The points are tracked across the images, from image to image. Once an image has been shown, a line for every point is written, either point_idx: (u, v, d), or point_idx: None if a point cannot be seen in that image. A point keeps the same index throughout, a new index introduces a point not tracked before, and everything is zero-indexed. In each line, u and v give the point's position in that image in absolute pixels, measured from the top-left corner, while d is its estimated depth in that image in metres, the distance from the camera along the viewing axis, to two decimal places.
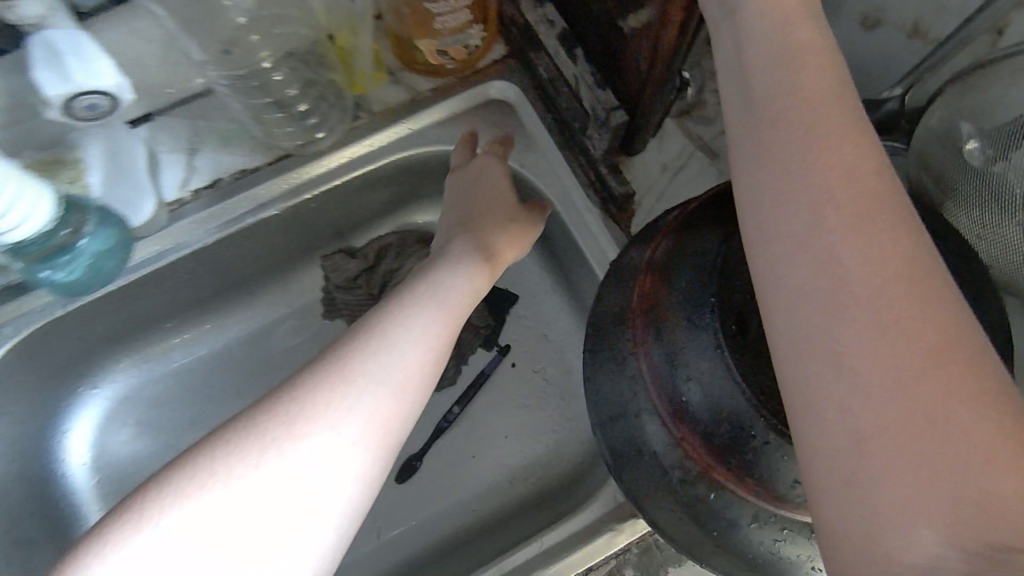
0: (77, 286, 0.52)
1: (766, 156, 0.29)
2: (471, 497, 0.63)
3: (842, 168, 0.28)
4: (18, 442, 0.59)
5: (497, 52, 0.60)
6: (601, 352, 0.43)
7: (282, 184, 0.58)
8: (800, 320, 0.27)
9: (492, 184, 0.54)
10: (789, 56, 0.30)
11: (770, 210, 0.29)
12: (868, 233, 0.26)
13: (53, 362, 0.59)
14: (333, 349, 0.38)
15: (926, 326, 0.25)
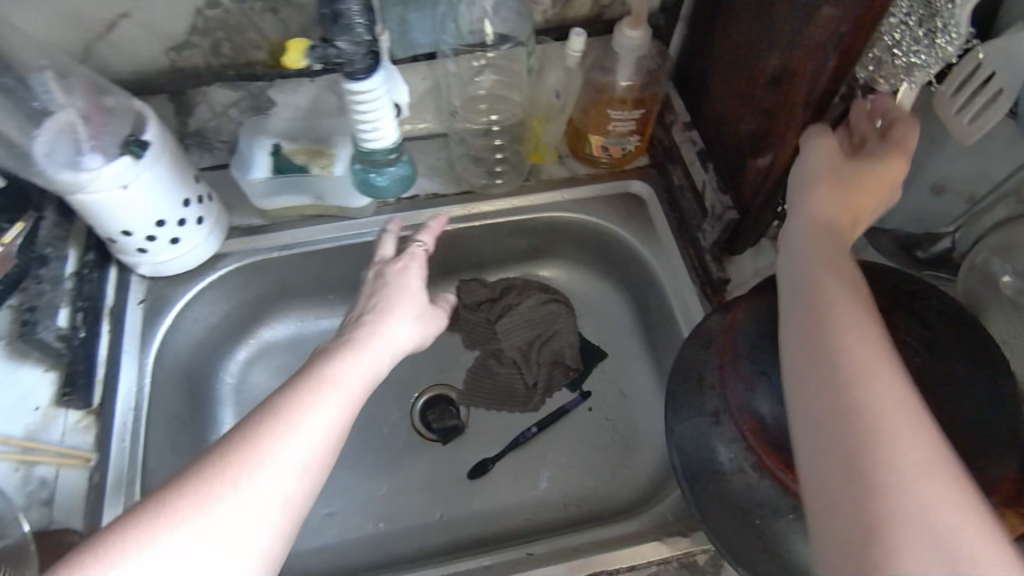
0: (378, 193, 0.73)
1: (804, 313, 0.40)
2: (530, 507, 0.71)
3: (862, 325, 0.37)
4: (199, 345, 0.74)
5: (642, 162, 0.80)
6: (688, 367, 0.54)
7: (461, 210, 0.76)
8: (823, 436, 0.35)
9: (409, 288, 0.60)
10: (821, 248, 0.42)
11: (806, 351, 0.38)
12: (872, 375, 0.35)
13: (249, 294, 0.76)
14: (249, 425, 0.43)
15: (921, 447, 0.32)
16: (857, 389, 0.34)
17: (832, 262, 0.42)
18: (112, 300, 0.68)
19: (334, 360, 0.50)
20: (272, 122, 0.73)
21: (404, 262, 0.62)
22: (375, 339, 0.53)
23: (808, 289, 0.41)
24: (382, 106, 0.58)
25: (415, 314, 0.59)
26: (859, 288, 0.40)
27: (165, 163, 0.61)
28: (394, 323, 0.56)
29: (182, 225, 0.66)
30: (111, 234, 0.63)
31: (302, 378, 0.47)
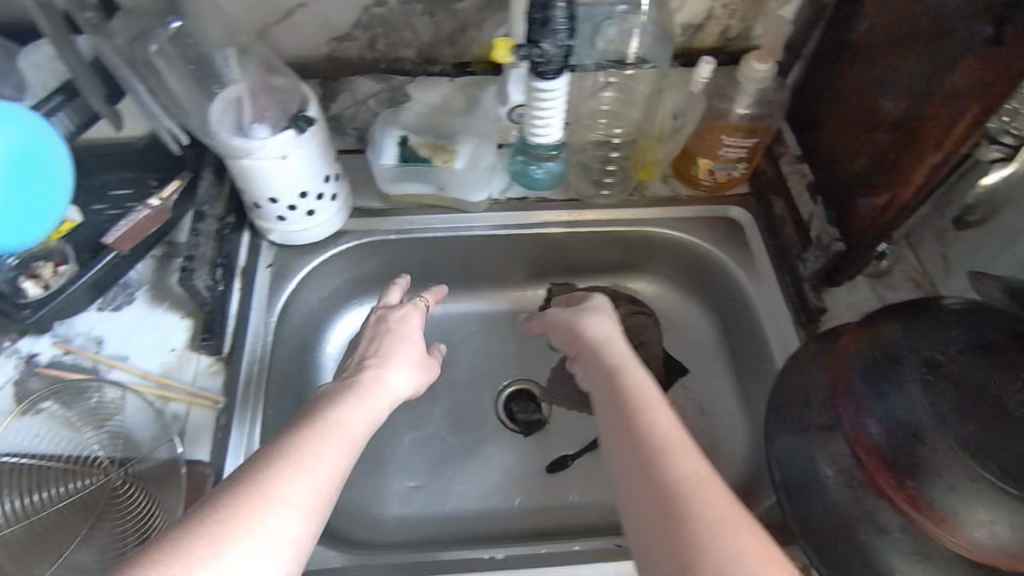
0: (536, 185, 0.80)
1: (606, 402, 0.56)
2: (604, 506, 0.74)
3: (644, 398, 0.54)
4: (311, 313, 0.79)
5: (743, 190, 0.82)
6: (788, 383, 0.55)
7: (566, 216, 0.80)
8: (632, 478, 0.49)
9: (407, 337, 0.65)
10: (605, 356, 0.60)
11: (614, 424, 0.54)
12: (657, 432, 0.51)
13: (361, 273, 0.82)
14: (257, 469, 0.46)
15: (699, 477, 0.47)
16: (663, 462, 0.48)
17: (611, 360, 0.59)
18: (244, 260, 0.74)
19: (338, 409, 0.53)
20: (404, 116, 0.78)
21: (405, 311, 0.66)
22: (376, 389, 0.58)
23: (614, 388, 0.56)
24: (560, 101, 0.65)
25: (413, 363, 0.63)
26: (637, 372, 0.57)
27: (318, 141, 0.66)
28: (393, 371, 0.60)
29: (319, 200, 0.72)
30: (259, 200, 0.69)
31: (306, 423, 0.51)
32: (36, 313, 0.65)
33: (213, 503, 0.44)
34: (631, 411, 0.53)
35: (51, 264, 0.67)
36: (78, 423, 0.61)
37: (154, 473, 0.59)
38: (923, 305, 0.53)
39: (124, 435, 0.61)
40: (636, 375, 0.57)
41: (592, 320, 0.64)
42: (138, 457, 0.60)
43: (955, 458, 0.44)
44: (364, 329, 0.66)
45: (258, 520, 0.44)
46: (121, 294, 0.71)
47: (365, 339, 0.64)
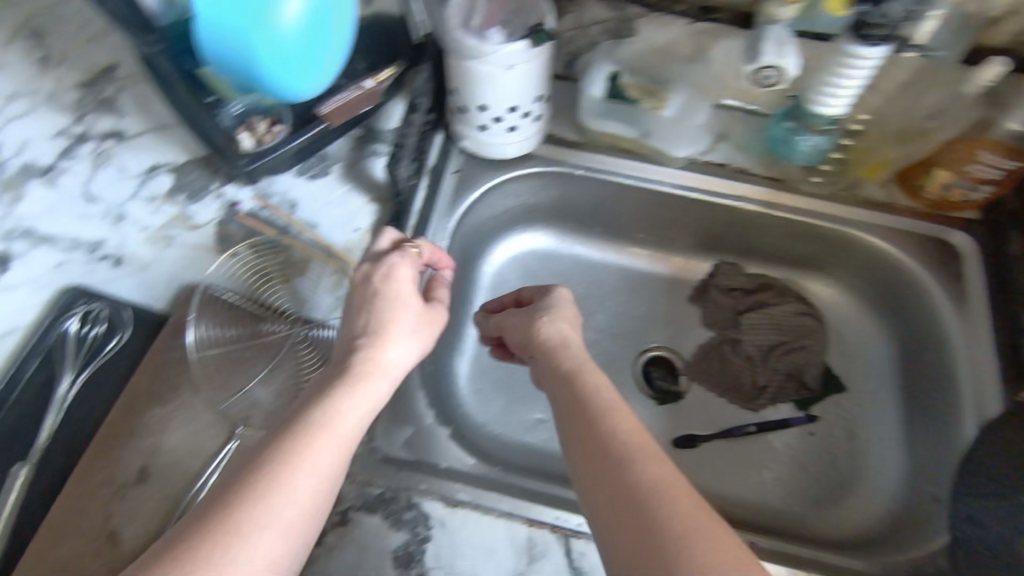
0: (793, 156, 0.72)
1: (564, 410, 0.53)
2: (722, 494, 0.73)
3: (604, 404, 0.51)
4: (482, 230, 0.79)
5: (969, 215, 0.73)
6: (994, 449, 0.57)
7: (766, 194, 0.74)
8: (593, 484, 0.46)
9: (403, 292, 0.55)
10: (562, 355, 0.57)
11: (572, 433, 0.50)
12: (611, 439, 0.48)
13: (541, 206, 0.81)
14: (233, 490, 0.41)
15: (662, 483, 0.44)
16: (624, 469, 0.45)
17: (570, 358, 0.57)
18: (435, 159, 0.74)
19: (330, 410, 0.47)
20: (624, 51, 0.73)
21: (393, 263, 0.56)
22: (382, 374, 0.51)
23: (576, 395, 0.53)
24: (869, 72, 0.60)
25: (412, 328, 0.54)
26: (597, 377, 0.54)
27: (543, 58, 0.63)
28: (390, 347, 0.52)
29: (524, 117, 0.69)
30: (468, 104, 0.67)
31: (283, 438, 0.45)
32: (250, 163, 0.67)
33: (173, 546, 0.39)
34: (593, 421, 0.50)
35: (267, 120, 0.66)
36: (265, 273, 0.65)
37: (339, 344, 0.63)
38: None
39: (305, 297, 0.66)
40: (597, 386, 0.53)
41: (548, 322, 0.60)
42: (318, 321, 0.64)
43: None
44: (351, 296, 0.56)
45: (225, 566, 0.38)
46: (318, 164, 0.72)
47: (357, 306, 0.55)
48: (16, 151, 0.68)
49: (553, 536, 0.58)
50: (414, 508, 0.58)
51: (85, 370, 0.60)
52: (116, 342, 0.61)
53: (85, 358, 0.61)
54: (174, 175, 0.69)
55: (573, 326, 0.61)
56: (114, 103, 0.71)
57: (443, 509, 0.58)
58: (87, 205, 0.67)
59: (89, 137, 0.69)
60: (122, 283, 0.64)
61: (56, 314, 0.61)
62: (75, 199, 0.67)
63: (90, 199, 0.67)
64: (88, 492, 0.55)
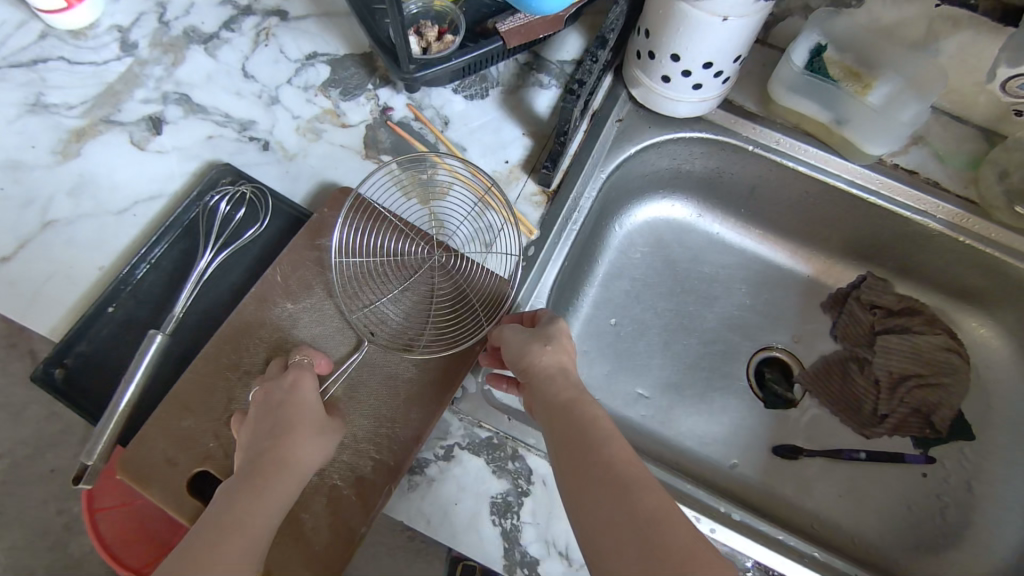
0: None
1: (554, 434, 0.47)
2: (816, 516, 0.68)
3: (598, 431, 0.46)
4: (629, 188, 0.75)
5: None
6: None
7: (956, 214, 0.67)
8: (589, 507, 0.41)
9: (309, 405, 0.52)
10: (537, 386, 0.51)
11: (564, 459, 0.45)
12: (607, 468, 0.43)
13: (692, 175, 0.76)
14: None
15: (658, 513, 0.39)
16: (621, 497, 0.40)
17: (560, 382, 0.51)
18: (599, 104, 0.69)
19: (244, 516, 0.44)
20: (837, 25, 0.66)
21: (294, 374, 0.52)
22: (287, 480, 0.48)
23: (558, 430, 0.47)
24: None
25: (317, 429, 0.51)
26: (590, 402, 0.49)
27: (761, 13, 0.56)
28: (304, 445, 0.50)
29: (713, 77, 0.63)
30: (659, 50, 0.61)
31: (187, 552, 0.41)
32: (416, 71, 0.62)
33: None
34: (584, 454, 0.44)
35: (438, 29, 0.65)
36: (409, 189, 0.64)
37: (473, 276, 0.61)
38: None
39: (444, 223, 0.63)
40: (588, 419, 0.47)
41: (547, 350, 0.53)
42: (456, 250, 0.62)
43: None
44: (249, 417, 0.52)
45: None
46: (478, 84, 0.68)
47: (252, 422, 0.51)
48: (181, 13, 0.67)
49: None
50: (519, 459, 0.55)
51: (223, 252, 0.59)
52: (256, 230, 0.60)
53: (223, 240, 0.59)
54: (332, 67, 0.67)
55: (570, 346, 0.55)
56: None
57: (546, 467, 0.55)
58: (243, 81, 0.66)
59: (252, 12, 0.68)
60: (268, 172, 0.63)
61: (202, 189, 0.60)
62: (232, 72, 0.66)
63: (247, 76, 0.66)
64: (215, 373, 0.55)
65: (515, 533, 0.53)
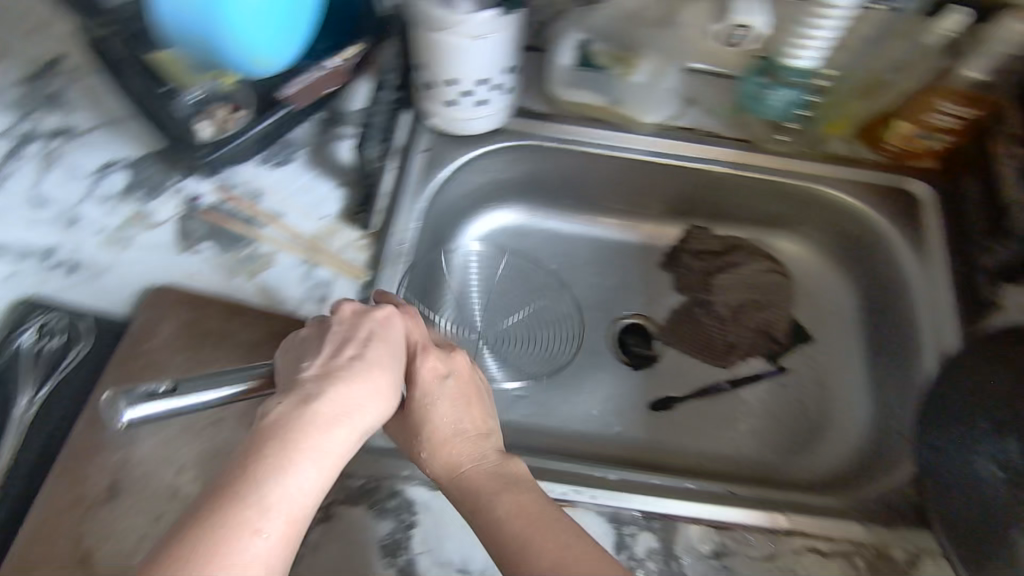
0: (764, 109, 0.74)
1: (485, 529, 0.46)
2: (703, 454, 0.73)
3: (527, 513, 0.46)
4: (457, 209, 0.79)
5: (926, 164, 0.75)
6: (955, 419, 0.58)
7: (735, 155, 0.76)
8: None
9: (394, 349, 0.51)
10: (455, 474, 0.50)
11: (503, 554, 0.44)
12: (550, 552, 0.43)
13: (510, 181, 0.80)
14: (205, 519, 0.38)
15: None
16: None
17: (470, 470, 0.50)
18: (403, 139, 0.72)
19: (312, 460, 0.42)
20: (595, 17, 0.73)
21: (384, 315, 0.52)
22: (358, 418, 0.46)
23: (485, 534, 0.46)
24: (837, 25, 0.65)
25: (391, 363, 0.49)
26: (510, 483, 0.49)
27: (513, 28, 0.61)
28: (374, 380, 0.47)
29: (493, 91, 0.67)
30: (437, 79, 0.65)
31: (226, 493, 0.39)
32: (209, 153, 0.65)
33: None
34: (521, 547, 0.44)
35: (228, 106, 0.63)
36: (232, 268, 0.63)
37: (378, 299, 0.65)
38: None
39: (274, 290, 0.63)
40: (513, 510, 0.46)
41: (437, 448, 0.52)
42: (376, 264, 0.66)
43: None
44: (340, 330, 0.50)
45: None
46: (281, 151, 0.70)
47: (338, 342, 0.49)
48: None
49: None
50: (398, 494, 0.56)
51: (45, 386, 0.56)
52: (77, 354, 0.58)
53: (43, 374, 0.57)
54: (128, 171, 0.66)
55: (457, 380, 0.54)
56: (58, 100, 0.68)
57: (427, 493, 0.56)
58: (36, 208, 0.63)
59: (33, 137, 0.66)
60: (82, 292, 0.61)
61: (9, 329, 0.58)
62: (20, 201, 0.63)
63: (38, 202, 0.63)
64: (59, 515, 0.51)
65: (412, 567, 0.53)
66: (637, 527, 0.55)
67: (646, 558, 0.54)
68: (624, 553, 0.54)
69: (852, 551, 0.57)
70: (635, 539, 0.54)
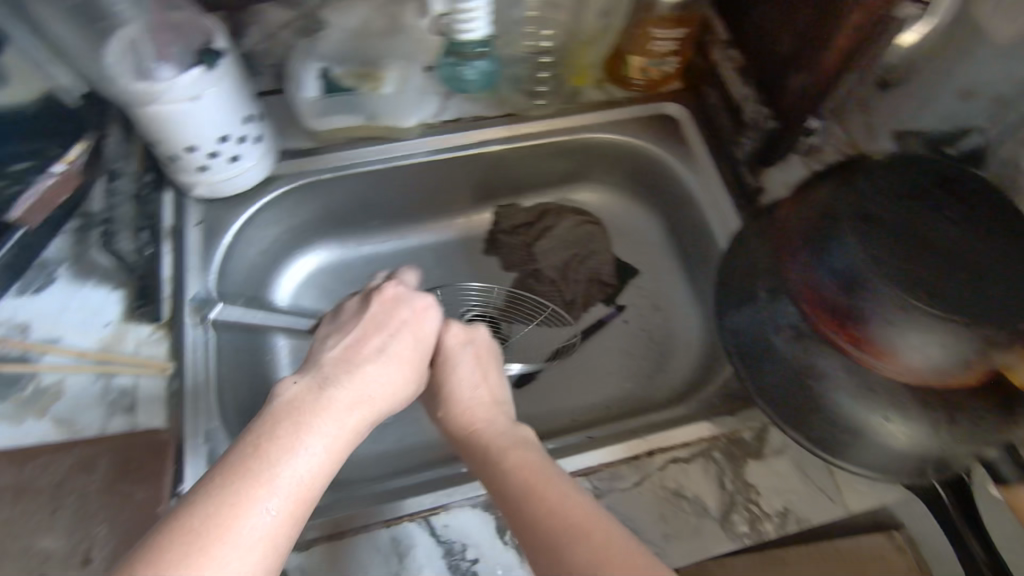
0: (466, 86, 0.76)
1: (494, 480, 0.50)
2: (574, 410, 0.76)
3: (528, 469, 0.49)
4: (261, 268, 0.77)
5: (675, 86, 0.81)
6: (738, 292, 0.60)
7: (505, 132, 0.77)
8: (540, 541, 0.44)
9: (421, 344, 0.56)
10: (466, 432, 0.55)
11: (508, 500, 0.48)
12: (549, 502, 0.46)
13: (304, 219, 0.78)
14: (232, 474, 0.41)
15: (597, 530, 0.43)
16: (563, 536, 0.43)
17: (480, 428, 0.55)
18: (171, 219, 0.68)
19: (335, 427, 0.47)
20: (322, 46, 0.71)
21: (418, 307, 0.58)
22: (378, 399, 0.51)
23: (494, 480, 0.50)
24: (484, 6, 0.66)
25: (412, 353, 0.55)
26: (520, 441, 0.53)
27: (234, 77, 0.60)
28: (388, 365, 0.53)
29: (242, 143, 0.66)
30: (174, 151, 0.63)
31: (251, 458, 0.42)
32: None
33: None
34: (522, 495, 0.47)
35: None
36: (19, 412, 0.59)
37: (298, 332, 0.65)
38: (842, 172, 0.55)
39: (72, 419, 0.59)
40: (518, 463, 0.50)
41: (453, 403, 0.58)
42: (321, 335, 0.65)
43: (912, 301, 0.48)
44: (372, 318, 0.56)
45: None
46: (38, 275, 0.64)
47: (374, 329, 0.55)
48: None
49: (414, 524, 0.60)
50: None
51: None
52: None
53: None
54: None
55: (481, 356, 0.61)
56: None
57: (300, 557, 0.58)
58: None
59: None
60: None
61: None
62: None
63: None
64: None
65: None
66: None
67: None
68: (506, 532, 0.60)
69: (704, 449, 0.64)
70: None
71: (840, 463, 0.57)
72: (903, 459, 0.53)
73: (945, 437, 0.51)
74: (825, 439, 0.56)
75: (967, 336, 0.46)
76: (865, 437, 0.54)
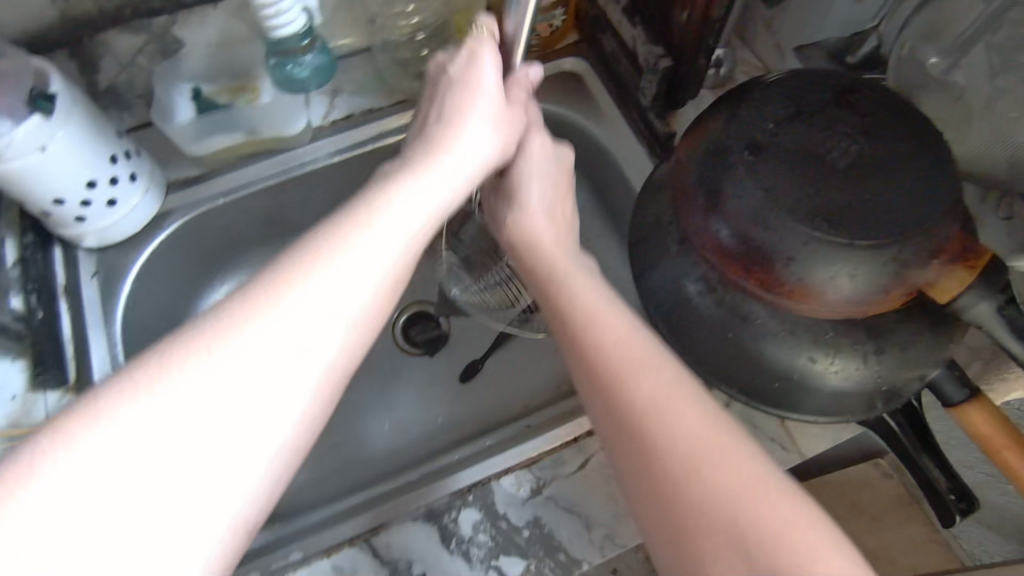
0: (300, 88, 0.68)
1: (558, 313, 0.47)
2: (523, 395, 0.74)
3: (594, 305, 0.46)
4: (175, 306, 0.74)
5: (573, 38, 0.76)
6: (644, 246, 0.55)
7: (402, 119, 0.73)
8: (612, 386, 0.41)
9: (483, 95, 0.48)
10: (533, 247, 0.53)
11: (574, 331, 0.45)
12: (622, 342, 0.43)
13: (208, 247, 0.74)
14: (253, 287, 0.36)
15: (675, 383, 0.40)
16: (638, 382, 0.41)
17: (543, 252, 0.52)
18: (64, 278, 0.66)
19: (404, 217, 0.40)
20: (187, 64, 0.67)
21: (473, 49, 0.48)
22: (454, 166, 0.46)
23: (558, 305, 0.47)
24: None
25: (486, 115, 0.49)
26: (582, 272, 0.50)
27: (81, 116, 0.57)
28: (465, 130, 0.48)
29: (116, 185, 0.63)
30: (42, 207, 0.60)
31: (283, 265, 0.36)
32: None
33: (148, 353, 0.34)
34: (587, 332, 0.44)
35: None
36: None
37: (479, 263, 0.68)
38: (729, 101, 0.50)
39: None
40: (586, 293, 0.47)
41: (525, 211, 0.54)
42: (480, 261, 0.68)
43: (814, 235, 0.43)
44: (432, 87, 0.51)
45: (149, 408, 0.32)
46: None
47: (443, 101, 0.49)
48: None
49: (354, 549, 0.55)
50: None
51: None
52: None
53: None
54: None
55: (561, 171, 0.56)
56: None
57: None
58: None
59: None
60: None
61: None
62: None
63: None
64: None
65: None
66: (456, 510, 0.56)
67: (475, 534, 0.55)
68: (453, 541, 0.55)
69: None
70: (460, 521, 0.56)
71: (785, 415, 0.52)
72: (845, 398, 0.49)
73: (875, 367, 0.47)
74: (756, 389, 0.51)
75: (880, 260, 0.42)
76: (803, 386, 0.49)
